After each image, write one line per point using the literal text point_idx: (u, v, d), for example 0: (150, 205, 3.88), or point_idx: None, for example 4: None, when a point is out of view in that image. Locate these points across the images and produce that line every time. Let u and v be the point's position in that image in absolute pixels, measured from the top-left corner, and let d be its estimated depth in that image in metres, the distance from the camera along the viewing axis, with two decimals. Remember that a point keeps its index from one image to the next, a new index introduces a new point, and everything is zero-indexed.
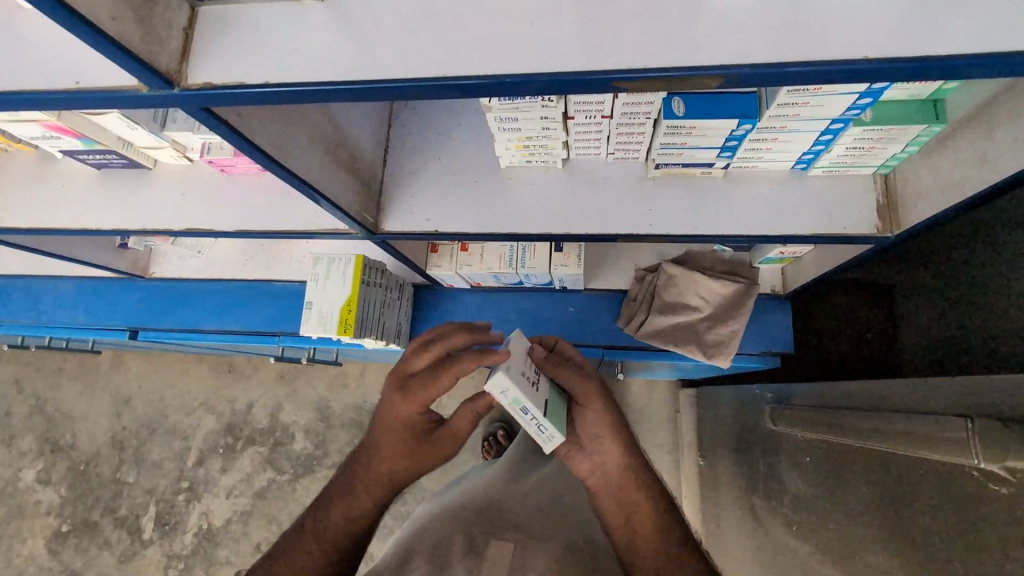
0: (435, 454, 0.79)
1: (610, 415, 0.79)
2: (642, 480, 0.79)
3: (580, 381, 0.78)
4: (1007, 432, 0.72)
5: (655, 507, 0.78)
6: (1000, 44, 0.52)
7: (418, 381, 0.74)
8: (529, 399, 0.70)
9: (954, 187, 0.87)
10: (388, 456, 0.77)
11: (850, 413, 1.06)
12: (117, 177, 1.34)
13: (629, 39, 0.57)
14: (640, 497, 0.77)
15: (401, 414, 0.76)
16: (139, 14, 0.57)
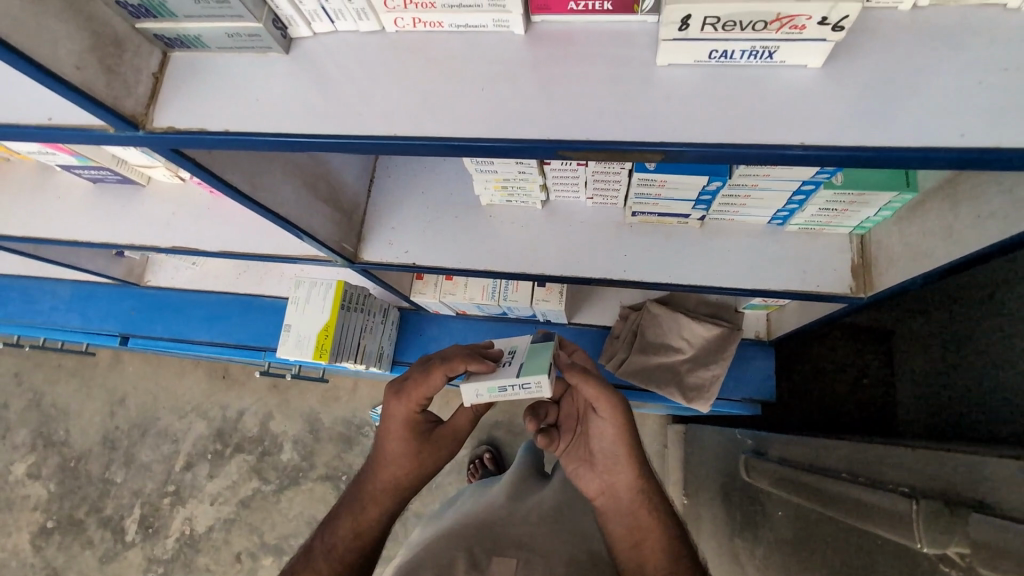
0: (436, 454, 0.89)
1: (627, 431, 0.82)
2: (654, 502, 0.82)
3: (603, 388, 0.81)
4: (948, 513, 0.74)
5: (669, 533, 0.80)
6: (938, 140, 0.51)
7: (411, 382, 0.84)
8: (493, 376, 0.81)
9: (922, 257, 0.87)
10: (395, 461, 0.86)
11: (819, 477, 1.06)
12: (112, 192, 1.37)
13: (576, 109, 0.58)
14: (653, 520, 0.80)
15: (403, 414, 0.85)
16: (106, 61, 0.59)
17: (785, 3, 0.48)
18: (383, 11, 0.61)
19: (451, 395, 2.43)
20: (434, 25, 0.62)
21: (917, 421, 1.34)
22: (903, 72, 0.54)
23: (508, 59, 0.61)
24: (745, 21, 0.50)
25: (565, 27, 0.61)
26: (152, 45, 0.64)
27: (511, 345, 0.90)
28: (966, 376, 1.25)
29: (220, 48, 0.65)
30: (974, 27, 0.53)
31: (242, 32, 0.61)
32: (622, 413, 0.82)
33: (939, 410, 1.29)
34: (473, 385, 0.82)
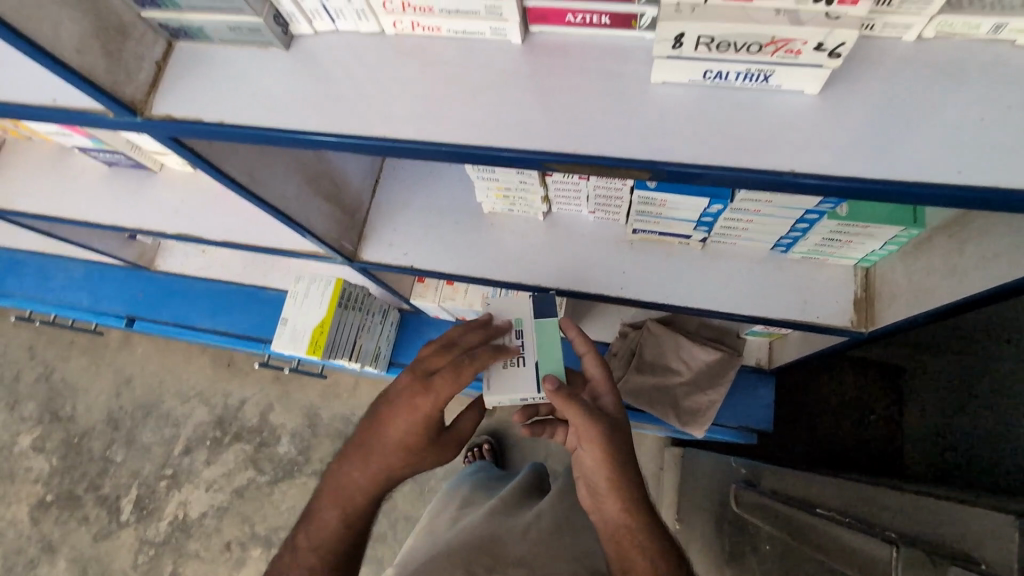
0: (439, 455, 0.88)
1: (610, 466, 0.82)
2: (642, 539, 0.80)
3: (582, 420, 0.82)
4: (931, 564, 0.71)
5: (656, 573, 0.77)
6: (934, 174, 0.49)
7: (439, 379, 0.81)
8: (513, 377, 0.92)
9: (925, 295, 0.85)
10: (402, 455, 0.84)
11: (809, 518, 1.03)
12: (125, 176, 1.40)
13: (566, 121, 0.58)
14: (641, 557, 0.79)
15: (421, 414, 0.82)
16: (108, 48, 0.59)
17: (780, 25, 0.45)
18: (382, 14, 0.61)
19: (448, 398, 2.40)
20: (432, 30, 0.62)
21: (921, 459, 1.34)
22: (905, 105, 0.52)
23: (504, 67, 0.61)
24: (739, 42, 0.48)
25: (563, 38, 0.61)
26: (156, 34, 0.65)
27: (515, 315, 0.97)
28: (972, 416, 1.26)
29: (223, 41, 0.66)
30: (981, 62, 0.52)
31: (243, 26, 0.62)
32: (604, 446, 0.82)
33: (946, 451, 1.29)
34: (498, 388, 0.91)
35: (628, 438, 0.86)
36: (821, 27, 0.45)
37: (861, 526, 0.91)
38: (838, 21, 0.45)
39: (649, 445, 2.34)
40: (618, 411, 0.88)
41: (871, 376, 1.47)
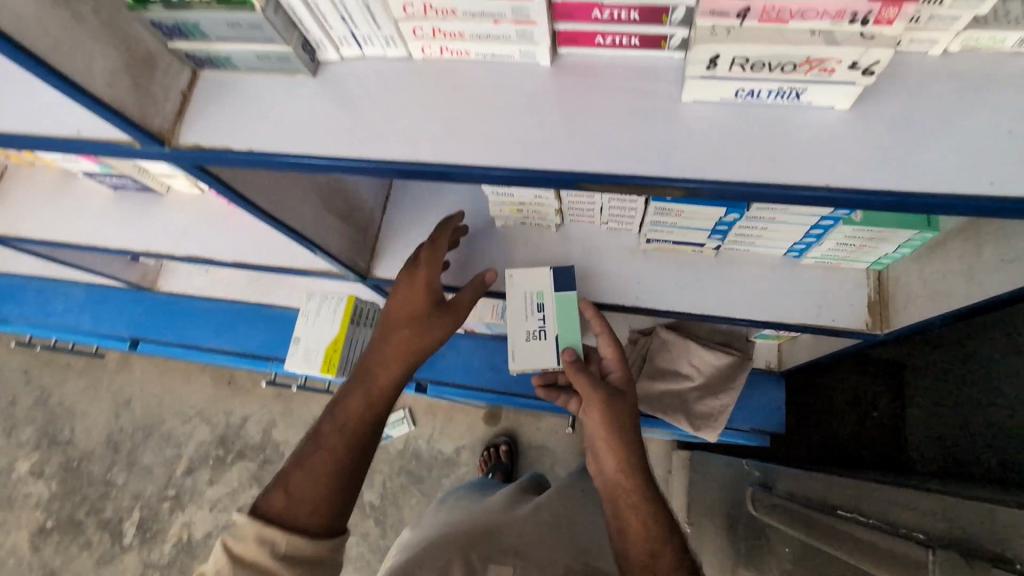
0: (447, 320, 0.95)
1: (610, 427, 0.91)
2: (636, 495, 0.87)
3: (586, 386, 0.94)
4: (966, 561, 0.72)
5: (647, 529, 0.84)
6: (964, 186, 0.50)
7: (429, 245, 0.96)
8: (539, 349, 1.06)
9: (941, 298, 0.86)
10: (404, 330, 0.92)
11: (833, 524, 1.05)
12: (131, 200, 1.39)
13: (599, 140, 0.58)
14: (635, 511, 0.86)
15: (422, 276, 0.95)
16: (138, 79, 0.60)
17: (816, 46, 0.47)
18: (411, 40, 0.61)
19: (454, 409, 2.38)
20: (460, 53, 0.63)
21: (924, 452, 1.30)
22: (931, 119, 0.53)
23: (533, 89, 0.62)
24: (774, 62, 0.49)
25: (590, 58, 0.61)
26: (181, 63, 0.65)
27: (535, 290, 1.08)
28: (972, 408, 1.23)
29: (249, 69, 0.66)
30: (1004, 75, 0.53)
31: (272, 55, 0.62)
32: (605, 409, 0.92)
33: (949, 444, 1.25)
34: (524, 358, 1.06)
35: (633, 409, 0.95)
36: (856, 46, 0.46)
37: (888, 530, 0.92)
38: (873, 40, 0.46)
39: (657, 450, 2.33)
40: (625, 385, 0.99)
41: (876, 373, 1.46)
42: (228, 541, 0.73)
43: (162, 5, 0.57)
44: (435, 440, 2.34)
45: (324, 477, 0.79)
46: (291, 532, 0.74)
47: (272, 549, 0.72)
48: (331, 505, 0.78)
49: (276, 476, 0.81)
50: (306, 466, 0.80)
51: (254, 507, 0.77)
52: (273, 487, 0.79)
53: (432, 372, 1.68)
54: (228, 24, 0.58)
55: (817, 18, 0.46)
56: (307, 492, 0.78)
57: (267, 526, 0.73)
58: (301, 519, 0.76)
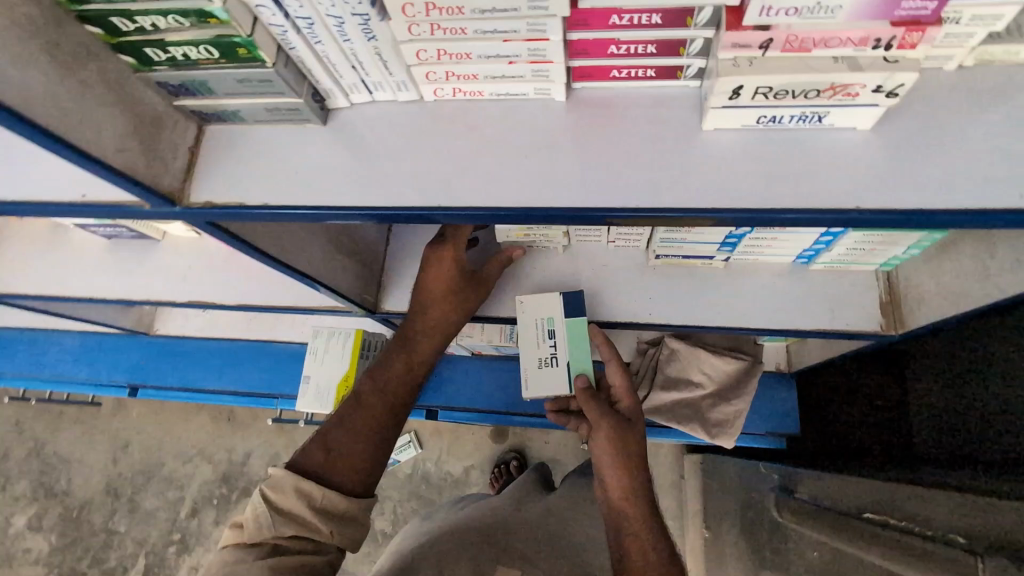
0: (475, 295, 1.02)
1: (614, 454, 0.92)
2: (637, 525, 0.85)
3: (596, 413, 0.95)
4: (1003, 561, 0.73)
5: (648, 563, 0.81)
6: (994, 200, 0.49)
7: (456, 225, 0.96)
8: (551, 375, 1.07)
9: (957, 298, 0.87)
10: (439, 304, 0.99)
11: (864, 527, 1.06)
12: (126, 248, 1.36)
13: (622, 174, 0.57)
14: (636, 543, 0.83)
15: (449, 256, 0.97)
16: (146, 141, 0.58)
17: (840, 72, 0.48)
18: (423, 83, 0.61)
19: (460, 428, 2.35)
20: (473, 94, 0.62)
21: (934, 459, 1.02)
22: (951, 135, 0.53)
23: (549, 125, 0.61)
24: (797, 90, 0.50)
25: (605, 92, 0.61)
26: (187, 119, 0.64)
27: (546, 317, 1.10)
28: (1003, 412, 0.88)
29: (258, 121, 0.66)
30: (1019, 86, 0.53)
31: (282, 107, 0.61)
32: (613, 433, 0.93)
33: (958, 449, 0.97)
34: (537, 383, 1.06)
35: (641, 437, 0.96)
36: (881, 71, 0.47)
37: (929, 538, 0.91)
38: (896, 65, 0.47)
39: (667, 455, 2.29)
40: (635, 413, 1.00)
41: (883, 365, 1.20)
42: (266, 491, 0.78)
43: (170, 66, 0.55)
44: (444, 462, 2.30)
45: (363, 438, 0.89)
46: (335, 487, 0.82)
47: (309, 500, 0.78)
48: (370, 461, 0.87)
49: (315, 436, 0.89)
50: (347, 427, 0.89)
51: (295, 462, 0.85)
52: (312, 445, 0.87)
53: (442, 398, 1.66)
54: (237, 80, 0.57)
55: (842, 45, 0.47)
56: (348, 448, 0.86)
57: (305, 480, 0.79)
58: (343, 474, 0.84)
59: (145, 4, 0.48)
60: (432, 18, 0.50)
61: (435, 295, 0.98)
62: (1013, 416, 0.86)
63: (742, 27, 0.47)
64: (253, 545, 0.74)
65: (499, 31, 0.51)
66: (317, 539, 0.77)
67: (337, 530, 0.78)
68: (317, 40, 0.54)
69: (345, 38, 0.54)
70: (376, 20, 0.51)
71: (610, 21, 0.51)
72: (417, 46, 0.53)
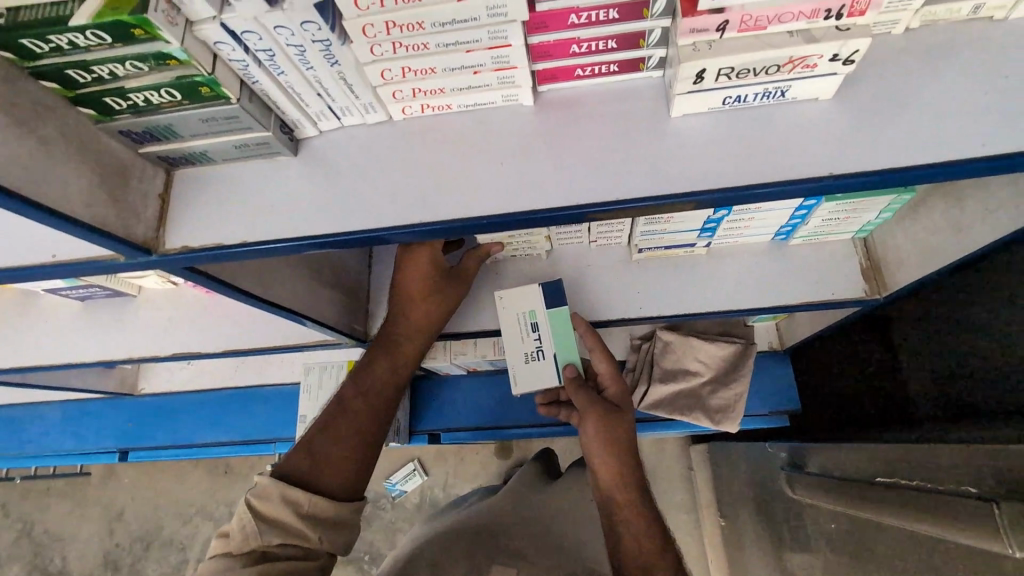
0: (456, 292, 0.99)
1: (604, 441, 0.94)
2: (630, 508, 0.89)
3: (584, 401, 0.98)
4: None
5: (642, 546, 0.84)
6: (958, 151, 0.51)
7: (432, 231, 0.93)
8: (538, 371, 1.01)
9: (935, 254, 0.89)
10: (421, 306, 0.97)
11: (880, 493, 1.06)
12: (102, 308, 1.33)
13: (598, 170, 0.58)
14: (628, 527, 0.86)
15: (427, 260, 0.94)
16: (114, 192, 0.57)
17: (796, 46, 0.49)
18: (391, 103, 0.61)
19: (464, 449, 2.31)
20: (441, 108, 0.63)
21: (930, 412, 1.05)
22: (906, 95, 0.55)
23: (519, 131, 0.62)
24: (758, 67, 0.51)
25: (571, 91, 0.62)
26: (155, 165, 0.63)
27: (528, 309, 1.02)
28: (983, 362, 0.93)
29: (226, 160, 0.65)
30: (963, 43, 0.56)
31: (250, 142, 0.61)
32: (601, 420, 0.96)
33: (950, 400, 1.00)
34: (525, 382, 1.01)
35: (630, 423, 0.98)
36: (835, 40, 0.48)
37: (941, 493, 0.92)
38: (848, 32, 0.49)
39: (672, 448, 2.27)
40: (622, 399, 1.01)
41: (869, 331, 1.23)
42: (251, 501, 0.78)
43: (132, 113, 0.55)
44: (451, 486, 2.26)
45: (350, 445, 0.89)
46: (321, 492, 0.83)
47: (296, 507, 0.78)
48: (356, 466, 0.88)
49: (299, 441, 0.89)
50: (333, 434, 0.90)
51: (279, 467, 0.85)
52: (297, 451, 0.87)
53: (442, 420, 1.63)
54: (202, 120, 0.56)
55: (794, 19, 0.49)
56: (335, 456, 0.87)
57: (291, 488, 0.79)
58: (331, 481, 0.85)
59: (101, 53, 0.47)
60: (393, 36, 0.50)
61: (415, 297, 0.96)
62: (1000, 362, 0.90)
63: (697, 13, 0.48)
64: (242, 555, 0.74)
65: (461, 42, 0.51)
66: (305, 545, 0.77)
67: (327, 536, 0.79)
68: (279, 72, 0.54)
69: (307, 66, 0.54)
70: (338, 45, 0.51)
71: (568, 21, 0.52)
72: (380, 66, 0.54)
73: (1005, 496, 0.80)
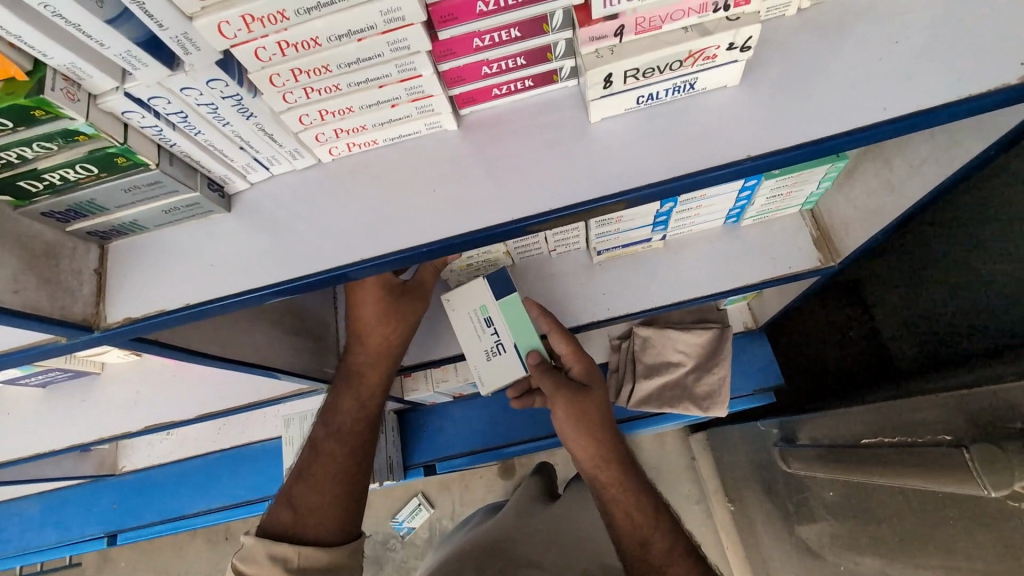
0: (415, 311, 0.96)
1: (577, 422, 0.96)
2: (616, 486, 0.91)
3: (551, 387, 0.97)
4: (1003, 452, 0.76)
5: (633, 520, 0.87)
6: (864, 118, 0.53)
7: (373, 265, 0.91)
8: (502, 366, 0.99)
9: (876, 214, 0.93)
10: (378, 332, 0.95)
11: (869, 453, 1.07)
12: (65, 392, 1.29)
13: (533, 183, 0.58)
14: (618, 504, 0.90)
15: (372, 290, 0.91)
16: (44, 274, 0.56)
17: (692, 40, 0.51)
18: (316, 146, 0.61)
19: (466, 475, 2.27)
20: (368, 144, 0.63)
21: (903, 356, 1.09)
22: (806, 72, 0.57)
23: (449, 156, 0.62)
24: (661, 64, 0.53)
25: (493, 111, 0.63)
26: (87, 242, 0.62)
27: (478, 305, 0.99)
28: (935, 304, 0.99)
29: (161, 225, 0.64)
30: (854, 16, 0.58)
31: (180, 205, 0.60)
32: (572, 404, 0.96)
33: (917, 340, 1.04)
34: (490, 379, 1.00)
35: (601, 399, 0.99)
36: (728, 29, 0.50)
37: (924, 444, 0.93)
38: (739, 21, 0.51)
39: (672, 442, 2.27)
40: (589, 376, 1.02)
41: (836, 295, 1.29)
42: (239, 566, 0.78)
43: (51, 194, 0.54)
44: (458, 515, 2.22)
45: (328, 490, 0.89)
46: (308, 541, 0.82)
47: (286, 564, 0.78)
48: (341, 509, 0.88)
49: (280, 498, 0.89)
50: (310, 480, 0.90)
51: (265, 525, 0.85)
52: (278, 507, 0.88)
53: (435, 451, 1.61)
54: (126, 190, 0.56)
55: (685, 15, 0.51)
56: (316, 502, 0.87)
57: (276, 544, 0.79)
58: (312, 528, 0.84)
59: (4, 138, 0.46)
60: (302, 82, 0.50)
61: (370, 323, 0.94)
62: (945, 302, 0.96)
63: (592, 22, 0.50)
64: None
65: (371, 78, 0.52)
66: None
67: None
68: (196, 132, 0.54)
69: (223, 123, 0.53)
70: (249, 98, 0.51)
71: (473, 44, 0.53)
72: (297, 112, 0.54)
73: (979, 439, 0.82)
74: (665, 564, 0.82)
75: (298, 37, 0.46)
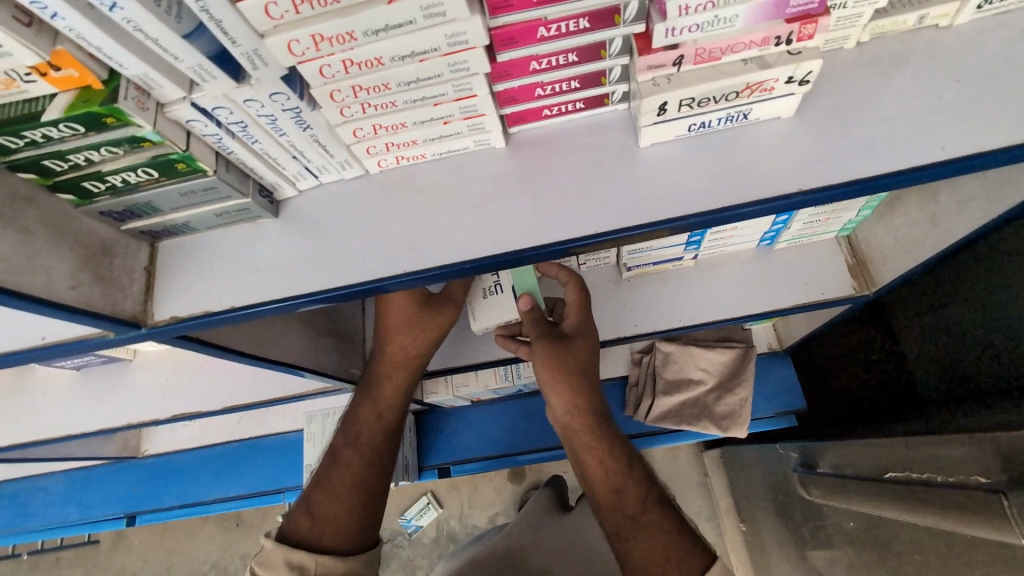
0: (438, 319, 0.95)
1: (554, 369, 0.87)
2: (588, 436, 0.87)
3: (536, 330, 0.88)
4: None
5: (606, 469, 0.85)
6: (918, 157, 0.52)
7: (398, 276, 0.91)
8: (497, 306, 0.93)
9: (915, 247, 0.91)
10: (398, 340, 0.95)
11: (893, 488, 1.05)
12: (97, 377, 1.32)
13: (577, 207, 0.58)
14: (592, 451, 0.86)
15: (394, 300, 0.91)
16: (98, 273, 0.57)
17: (751, 72, 0.51)
18: (367, 158, 0.62)
19: (476, 478, 2.27)
20: (416, 157, 0.64)
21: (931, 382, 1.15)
22: (859, 106, 0.56)
23: (495, 173, 0.63)
24: (717, 95, 0.53)
25: (543, 130, 0.64)
26: (138, 240, 0.64)
27: None
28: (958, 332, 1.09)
29: (210, 227, 0.66)
30: (910, 51, 0.58)
31: (231, 209, 0.61)
32: (554, 352, 0.88)
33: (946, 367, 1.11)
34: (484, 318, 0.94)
35: (589, 352, 0.90)
36: (788, 64, 0.51)
37: (954, 485, 0.91)
38: (800, 56, 0.51)
39: (685, 456, 2.24)
40: (580, 329, 0.92)
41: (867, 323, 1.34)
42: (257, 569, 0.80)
43: (111, 195, 0.56)
44: (467, 516, 2.23)
45: (344, 497, 0.90)
46: (324, 548, 0.83)
47: (303, 570, 0.79)
48: (357, 517, 0.88)
49: (300, 503, 0.91)
50: (327, 486, 0.91)
51: (283, 529, 0.87)
52: (299, 512, 0.89)
53: (448, 453, 1.62)
54: (181, 194, 0.57)
55: (746, 48, 0.51)
56: (333, 510, 0.88)
57: (295, 550, 0.81)
58: (329, 536, 0.85)
59: (75, 142, 0.48)
60: (361, 98, 0.51)
61: (392, 330, 0.94)
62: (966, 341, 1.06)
63: (652, 50, 0.51)
64: None
65: (428, 97, 0.52)
66: None
67: None
68: (253, 140, 0.55)
69: (280, 133, 0.54)
70: (308, 111, 0.52)
71: (530, 67, 0.53)
72: (352, 125, 0.55)
73: (1012, 484, 0.80)
74: (637, 512, 0.81)
75: (362, 57, 0.47)
